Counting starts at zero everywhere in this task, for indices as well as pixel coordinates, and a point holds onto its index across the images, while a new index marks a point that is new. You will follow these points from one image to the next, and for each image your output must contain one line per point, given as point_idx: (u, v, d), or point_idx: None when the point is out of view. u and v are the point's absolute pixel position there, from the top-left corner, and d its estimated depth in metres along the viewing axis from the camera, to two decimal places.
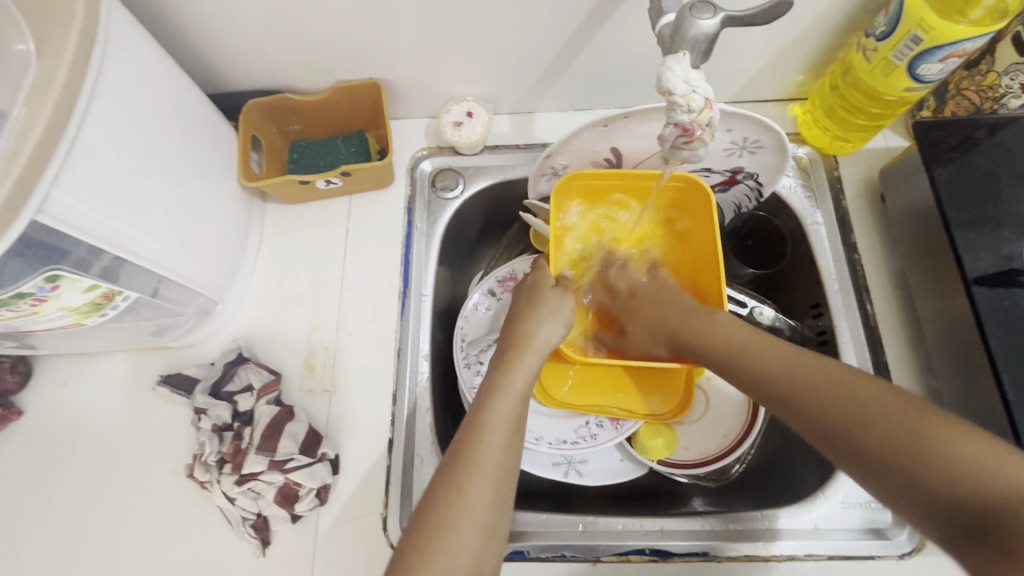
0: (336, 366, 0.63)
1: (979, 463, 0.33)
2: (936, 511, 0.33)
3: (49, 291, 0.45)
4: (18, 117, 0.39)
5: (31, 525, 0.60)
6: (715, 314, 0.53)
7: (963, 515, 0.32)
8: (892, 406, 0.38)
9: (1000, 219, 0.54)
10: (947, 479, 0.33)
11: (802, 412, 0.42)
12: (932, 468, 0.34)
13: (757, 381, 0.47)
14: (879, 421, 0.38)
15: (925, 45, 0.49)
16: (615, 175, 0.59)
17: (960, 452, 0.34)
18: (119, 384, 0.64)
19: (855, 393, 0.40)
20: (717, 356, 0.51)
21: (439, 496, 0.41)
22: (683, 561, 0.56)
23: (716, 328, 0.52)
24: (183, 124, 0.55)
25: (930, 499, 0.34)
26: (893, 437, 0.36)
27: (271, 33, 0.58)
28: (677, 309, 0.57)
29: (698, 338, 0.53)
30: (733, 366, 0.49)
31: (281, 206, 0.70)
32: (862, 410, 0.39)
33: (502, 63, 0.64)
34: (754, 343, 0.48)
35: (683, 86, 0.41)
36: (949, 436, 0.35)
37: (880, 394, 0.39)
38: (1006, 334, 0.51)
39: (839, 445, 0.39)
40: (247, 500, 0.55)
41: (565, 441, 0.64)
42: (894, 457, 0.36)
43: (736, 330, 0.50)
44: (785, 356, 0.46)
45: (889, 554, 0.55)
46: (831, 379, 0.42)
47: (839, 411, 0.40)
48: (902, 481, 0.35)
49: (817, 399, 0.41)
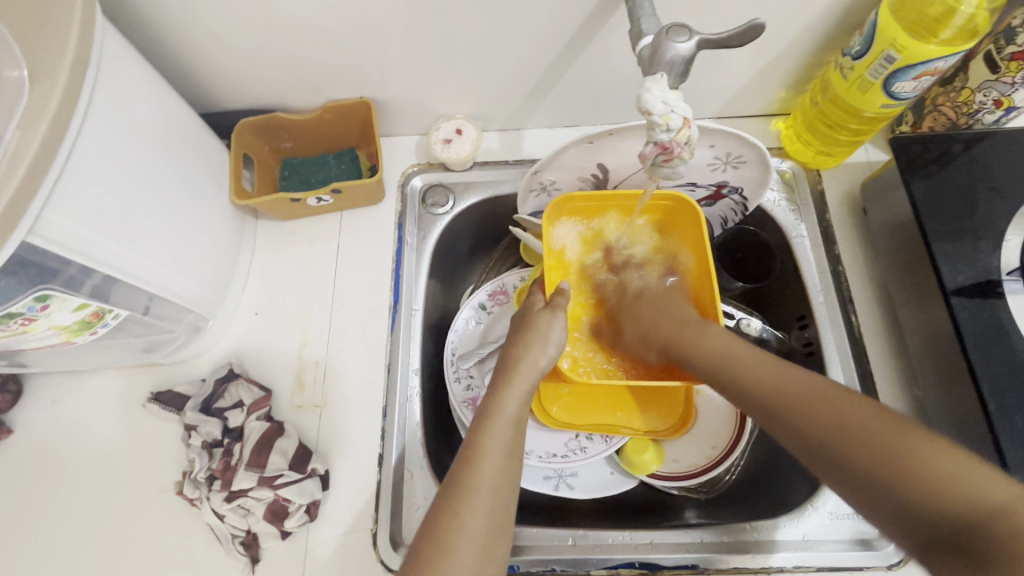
0: (327, 381, 0.64)
1: (956, 480, 0.34)
2: (916, 524, 0.35)
3: (39, 310, 0.46)
4: (11, 141, 0.39)
5: (18, 544, 0.59)
6: (705, 328, 0.53)
7: (940, 529, 0.34)
8: (876, 422, 0.38)
9: (977, 231, 0.56)
10: (927, 494, 0.34)
11: (789, 426, 0.43)
12: (912, 484, 0.35)
13: (742, 393, 0.47)
14: (866, 438, 0.38)
15: (898, 64, 0.51)
16: (602, 195, 0.61)
17: (941, 469, 0.35)
18: (109, 401, 0.64)
19: (841, 407, 0.40)
20: (706, 367, 0.51)
21: (436, 519, 0.42)
22: (672, 574, 0.56)
23: (709, 341, 0.52)
24: (175, 144, 0.55)
25: (911, 514, 0.35)
26: (878, 453, 0.37)
27: (263, 55, 0.59)
28: (668, 324, 0.57)
29: (690, 351, 0.53)
30: (721, 376, 0.49)
31: (273, 223, 0.71)
32: (849, 425, 0.39)
33: (489, 81, 0.65)
34: (742, 357, 0.49)
35: (661, 106, 0.42)
36: (931, 451, 0.36)
37: (868, 410, 0.39)
38: (983, 344, 0.52)
39: (825, 459, 0.40)
40: (237, 517, 0.55)
41: (555, 454, 0.64)
42: (878, 471, 0.37)
43: (729, 344, 0.50)
44: (773, 369, 0.46)
45: (877, 565, 0.55)
46: (819, 395, 0.42)
47: (826, 425, 0.40)
48: (883, 496, 0.36)
49: (805, 413, 0.42)
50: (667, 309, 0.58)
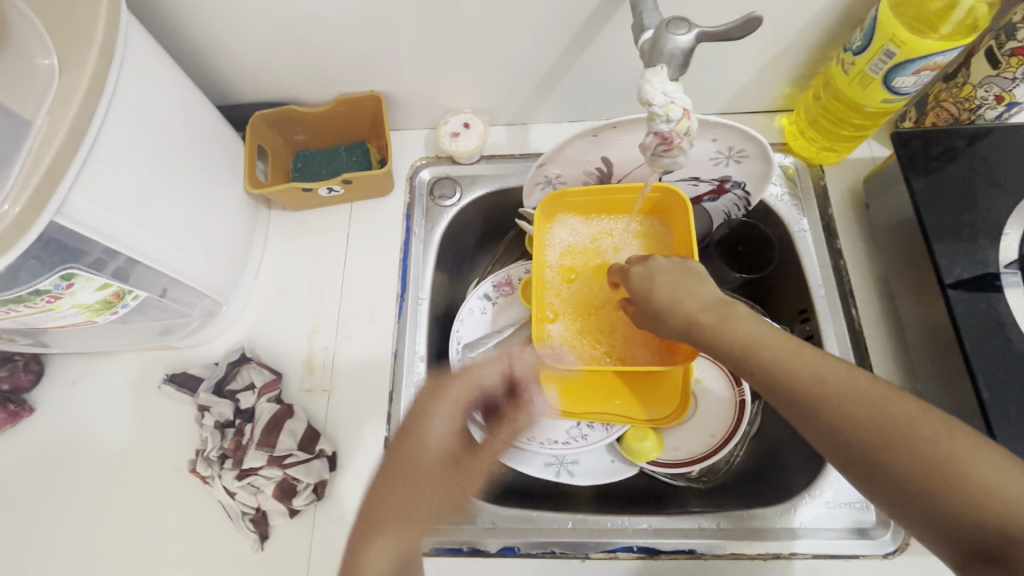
0: (336, 365, 0.65)
1: (1002, 492, 0.33)
2: (952, 531, 0.34)
3: (65, 288, 0.47)
4: (41, 126, 0.41)
5: (39, 518, 0.62)
6: (730, 308, 0.44)
7: (978, 539, 0.33)
8: (917, 424, 0.36)
9: (976, 226, 0.56)
10: (973, 505, 0.33)
11: (820, 422, 0.38)
12: (960, 495, 0.33)
13: (768, 385, 0.40)
14: (913, 446, 0.35)
15: (897, 59, 0.51)
16: (593, 190, 0.62)
17: (987, 479, 0.33)
18: (126, 382, 0.66)
19: (882, 406, 0.37)
20: (733, 356, 0.42)
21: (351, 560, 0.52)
22: (670, 558, 0.57)
23: (734, 326, 0.43)
24: (193, 134, 0.58)
25: (949, 521, 0.34)
26: (923, 461, 0.35)
27: (278, 47, 0.61)
28: (689, 304, 0.46)
29: (708, 336, 0.44)
30: (745, 366, 0.41)
31: (285, 213, 0.73)
32: (891, 426, 0.36)
33: (497, 75, 0.66)
34: (771, 343, 0.41)
35: (662, 97, 0.43)
36: (977, 459, 0.34)
37: (910, 407, 0.36)
38: (981, 335, 0.53)
39: (856, 460, 0.37)
40: (247, 495, 0.57)
41: (557, 442, 0.67)
42: (919, 479, 0.35)
43: (751, 331, 0.42)
44: (804, 357, 0.40)
45: (873, 554, 0.56)
46: (860, 391, 0.38)
47: (866, 428, 0.36)
48: (923, 503, 0.35)
49: (844, 413, 0.37)
50: (683, 285, 0.48)
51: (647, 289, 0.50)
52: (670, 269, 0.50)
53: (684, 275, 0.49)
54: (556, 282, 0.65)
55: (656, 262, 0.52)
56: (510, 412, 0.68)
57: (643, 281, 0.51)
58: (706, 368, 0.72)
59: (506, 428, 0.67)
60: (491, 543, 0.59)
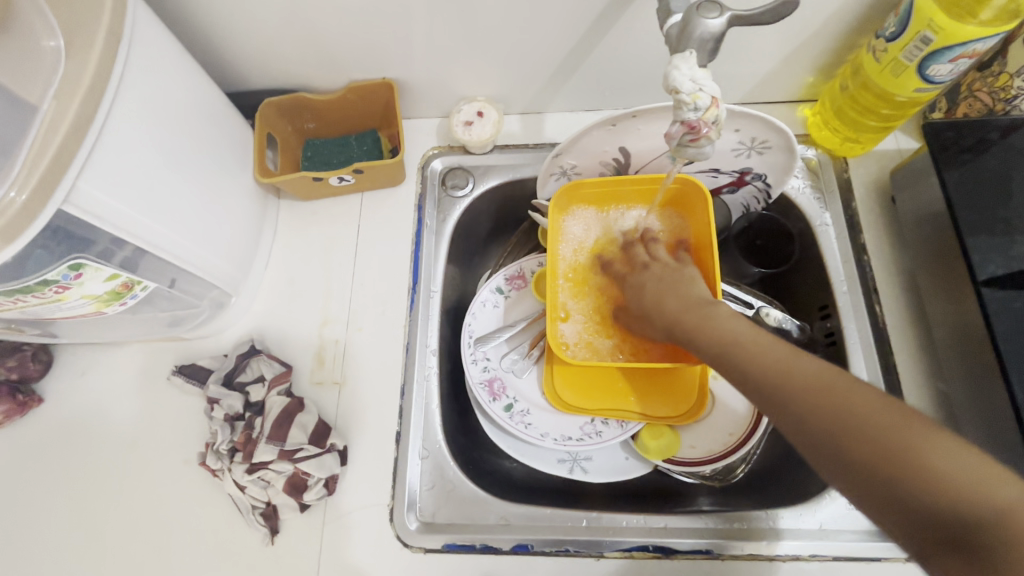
0: (346, 358, 0.64)
1: (965, 480, 0.30)
2: (916, 523, 0.30)
3: (73, 279, 0.46)
4: (48, 111, 0.40)
5: (49, 508, 0.62)
6: (712, 308, 0.48)
7: (940, 529, 0.30)
8: (882, 413, 0.34)
9: (1011, 222, 0.54)
10: (934, 494, 0.30)
11: (788, 409, 0.37)
12: (920, 481, 0.31)
13: (743, 376, 0.41)
14: (872, 431, 0.33)
15: (934, 46, 0.49)
16: (611, 181, 0.60)
17: (951, 466, 0.30)
18: (135, 373, 0.66)
19: (842, 393, 0.35)
20: (714, 351, 0.44)
21: None
22: (686, 558, 0.56)
23: (715, 323, 0.46)
24: (201, 121, 0.56)
25: (912, 511, 0.30)
26: (881, 445, 0.32)
27: (289, 33, 0.60)
28: (675, 305, 0.51)
29: (691, 332, 0.47)
30: (719, 359, 0.44)
31: (294, 203, 0.72)
32: (853, 413, 0.34)
33: (512, 63, 0.65)
34: (748, 339, 0.43)
35: (690, 84, 0.41)
36: (940, 447, 0.31)
37: (872, 396, 0.35)
38: (1015, 335, 0.51)
39: (821, 447, 0.35)
40: (258, 489, 0.57)
41: (570, 437, 0.65)
42: (879, 464, 0.32)
43: (733, 329, 0.44)
44: (779, 352, 0.40)
45: (894, 557, 0.55)
46: (825, 381, 0.37)
47: (829, 414, 0.35)
48: (885, 492, 0.32)
49: (807, 400, 0.36)
50: (671, 289, 0.53)
51: (638, 295, 0.56)
52: (659, 276, 0.55)
53: (673, 282, 0.54)
54: (571, 278, 0.63)
55: (648, 270, 0.57)
56: (522, 408, 0.67)
57: (636, 289, 0.57)
58: None
59: (519, 424, 0.65)
60: (503, 540, 0.58)
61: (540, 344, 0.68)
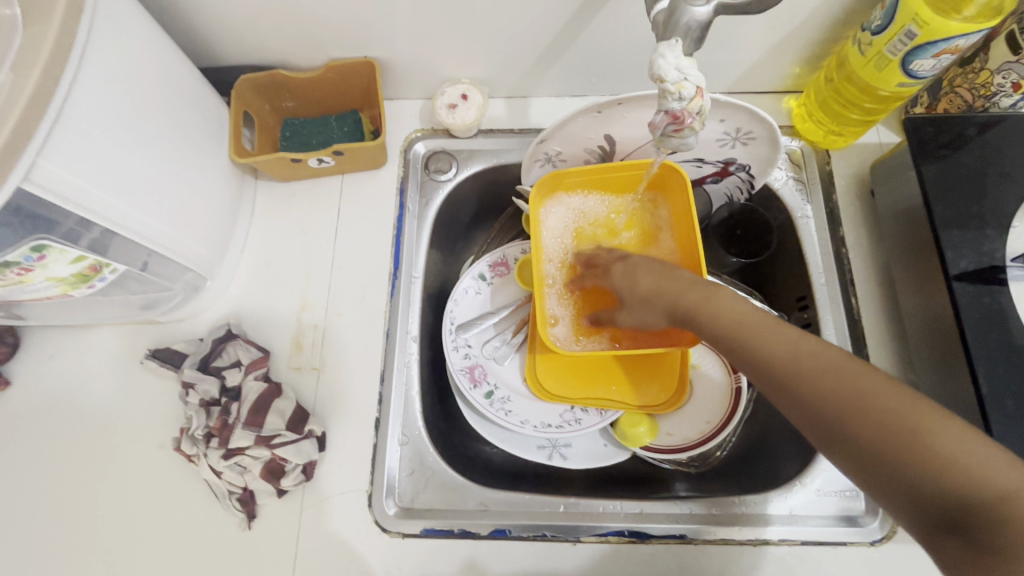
0: (325, 344, 0.64)
1: (967, 462, 0.31)
2: (914, 502, 0.31)
3: (36, 260, 0.45)
4: (4, 84, 0.39)
5: (16, 493, 0.60)
6: (711, 290, 0.47)
7: (940, 509, 0.31)
8: (887, 395, 0.34)
9: (986, 218, 0.55)
10: (936, 474, 0.31)
11: (794, 394, 0.37)
12: (921, 463, 0.31)
13: (747, 359, 0.41)
14: (877, 415, 0.33)
15: (918, 41, 0.49)
16: (592, 171, 0.60)
17: (955, 449, 0.31)
18: (106, 356, 0.64)
19: (850, 379, 0.35)
20: (716, 334, 0.44)
21: None
22: (660, 543, 0.57)
23: (717, 303, 0.45)
24: (172, 97, 0.54)
25: (915, 492, 0.31)
26: (886, 430, 0.33)
27: (265, 8, 0.58)
28: (672, 288, 0.50)
29: (690, 316, 0.47)
30: (725, 342, 0.43)
31: (272, 185, 0.70)
32: (857, 397, 0.34)
33: (498, 45, 0.63)
34: (750, 323, 0.42)
35: (674, 73, 0.41)
36: (941, 429, 0.32)
37: (878, 382, 0.35)
38: (982, 330, 0.52)
39: (828, 430, 0.35)
40: (234, 474, 0.56)
41: (549, 425, 0.65)
42: (884, 448, 0.33)
43: (735, 312, 0.43)
44: (785, 334, 0.40)
45: (860, 541, 0.57)
46: (832, 365, 0.37)
47: (833, 399, 0.35)
48: (889, 474, 0.32)
49: (814, 385, 0.36)
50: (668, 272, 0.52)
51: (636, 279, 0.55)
52: (655, 260, 0.54)
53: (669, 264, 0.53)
54: (560, 280, 0.62)
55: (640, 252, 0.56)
56: (503, 395, 0.67)
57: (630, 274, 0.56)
58: (702, 354, 0.72)
59: (499, 411, 0.65)
60: (482, 525, 0.58)
61: (522, 331, 0.68)
